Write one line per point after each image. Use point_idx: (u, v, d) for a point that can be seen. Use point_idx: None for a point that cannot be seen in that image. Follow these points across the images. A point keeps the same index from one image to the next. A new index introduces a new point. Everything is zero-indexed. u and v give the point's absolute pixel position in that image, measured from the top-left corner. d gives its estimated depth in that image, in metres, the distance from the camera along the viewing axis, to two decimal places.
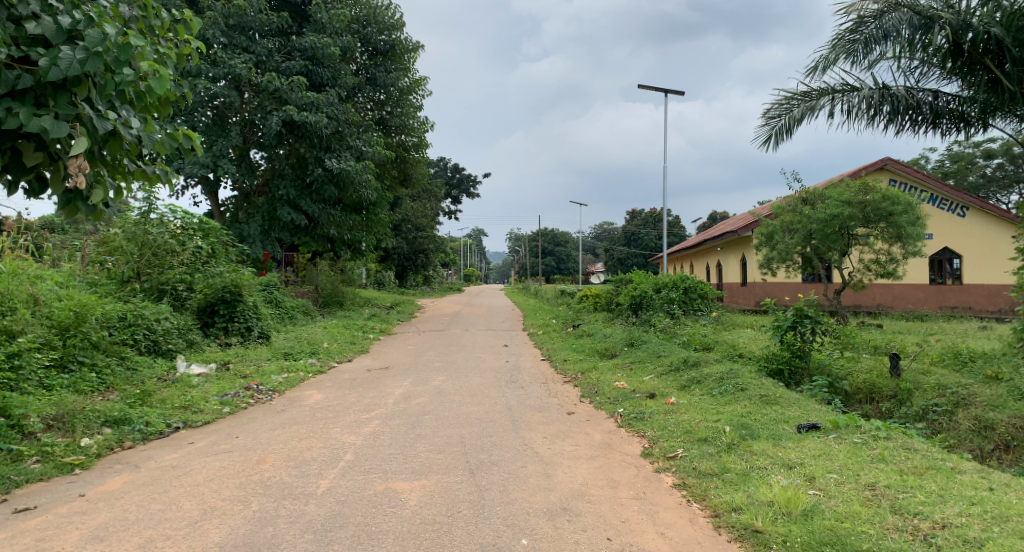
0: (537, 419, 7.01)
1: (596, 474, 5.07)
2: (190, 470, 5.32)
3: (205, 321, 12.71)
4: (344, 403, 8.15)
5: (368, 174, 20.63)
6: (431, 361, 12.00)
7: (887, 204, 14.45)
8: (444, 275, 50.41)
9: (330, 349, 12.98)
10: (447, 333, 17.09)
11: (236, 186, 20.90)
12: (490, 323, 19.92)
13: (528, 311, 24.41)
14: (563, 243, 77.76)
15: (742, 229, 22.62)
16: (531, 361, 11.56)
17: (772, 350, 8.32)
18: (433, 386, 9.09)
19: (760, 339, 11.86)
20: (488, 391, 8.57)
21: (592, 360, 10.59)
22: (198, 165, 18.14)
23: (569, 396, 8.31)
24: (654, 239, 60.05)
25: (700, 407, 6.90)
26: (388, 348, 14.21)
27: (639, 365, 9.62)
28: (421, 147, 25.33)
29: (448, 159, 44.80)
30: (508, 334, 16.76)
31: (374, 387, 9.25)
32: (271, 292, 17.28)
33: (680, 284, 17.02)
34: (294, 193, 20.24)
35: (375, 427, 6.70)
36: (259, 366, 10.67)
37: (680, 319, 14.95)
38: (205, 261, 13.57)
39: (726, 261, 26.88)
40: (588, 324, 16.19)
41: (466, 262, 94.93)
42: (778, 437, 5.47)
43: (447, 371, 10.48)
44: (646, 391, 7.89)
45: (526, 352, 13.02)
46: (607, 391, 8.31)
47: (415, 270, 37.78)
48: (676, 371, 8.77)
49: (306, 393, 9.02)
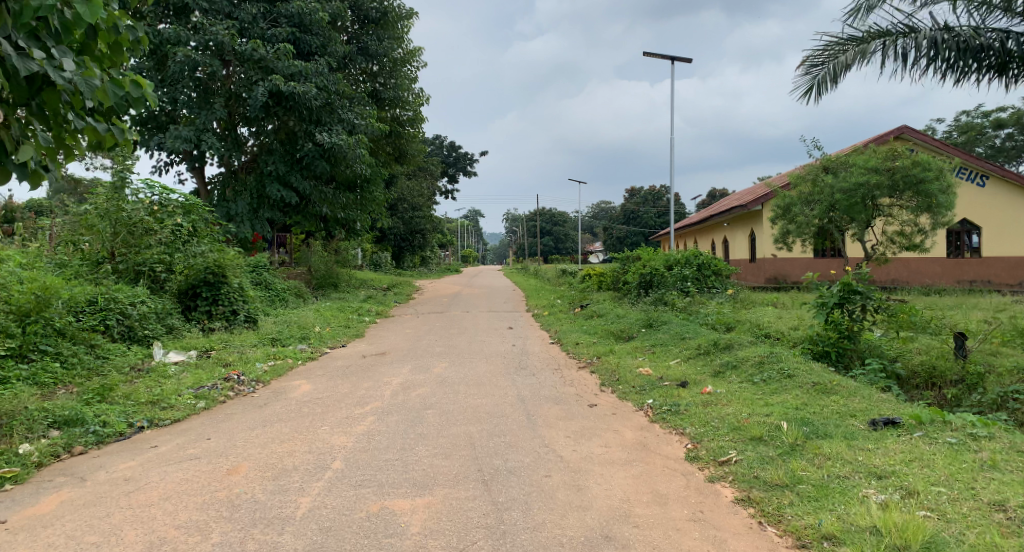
0: (556, 413, 6.11)
1: (637, 486, 4.17)
2: (145, 484, 4.41)
3: (187, 305, 11.77)
4: (335, 396, 7.22)
5: (361, 148, 19.59)
6: (432, 345, 11.08)
7: (918, 171, 13.56)
8: (442, 257, 49.47)
9: (323, 333, 12.06)
10: (447, 315, 16.18)
11: (223, 162, 19.86)
12: (492, 304, 19.02)
13: (531, 291, 23.49)
14: (561, 223, 76.70)
15: (752, 203, 21.63)
16: (540, 344, 10.65)
17: (815, 331, 7.41)
18: (434, 375, 8.17)
19: (788, 318, 10.96)
20: (496, 380, 7.66)
21: (608, 343, 9.69)
22: (180, 139, 17.09)
23: (587, 385, 7.41)
24: (654, 218, 59.03)
25: (743, 397, 6.01)
26: (385, 331, 13.31)
27: (661, 348, 8.73)
28: (417, 122, 24.25)
29: (444, 137, 43.64)
30: (512, 315, 15.86)
31: (370, 376, 8.33)
32: (260, 273, 16.44)
33: (693, 260, 16.11)
34: (283, 169, 19.28)
35: (368, 425, 5.79)
36: (244, 353, 9.75)
37: (697, 298, 14.03)
38: (186, 241, 12.60)
39: (734, 236, 25.96)
40: (597, 304, 15.29)
41: (464, 244, 94.07)
42: (852, 436, 4.58)
43: (449, 357, 9.58)
44: (676, 380, 7.00)
45: (533, 335, 12.12)
46: (630, 378, 7.42)
47: (412, 251, 36.82)
48: (706, 355, 7.86)
49: (293, 384, 8.09)
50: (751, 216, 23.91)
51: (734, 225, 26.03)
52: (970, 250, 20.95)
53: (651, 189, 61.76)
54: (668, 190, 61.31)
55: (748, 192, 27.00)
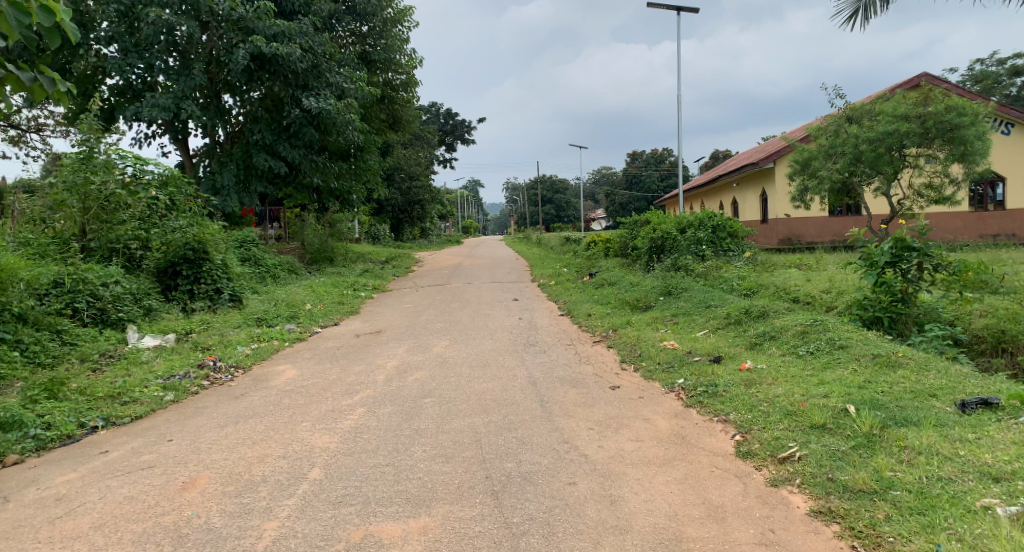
0: (575, 398, 5.30)
1: (684, 496, 3.36)
2: (80, 504, 3.62)
3: (167, 284, 10.94)
4: (323, 383, 6.42)
5: (352, 114, 18.71)
6: (430, 321, 10.30)
7: (951, 116, 12.64)
8: (443, 228, 48.49)
9: (315, 311, 11.23)
10: (447, 288, 15.40)
11: (207, 133, 18.94)
12: (494, 275, 18.21)
13: (536, 260, 22.65)
14: (562, 190, 75.40)
15: (764, 160, 20.77)
16: (548, 317, 9.83)
17: (862, 294, 6.55)
18: (435, 356, 7.35)
19: (818, 282, 10.09)
20: (503, 360, 6.84)
21: (626, 314, 8.84)
22: (158, 108, 16.15)
23: (605, 363, 6.60)
24: (656, 182, 57.83)
25: (790, 374, 5.19)
26: (382, 307, 12.50)
27: (684, 318, 7.88)
28: (410, 86, 23.28)
29: (440, 104, 42.34)
30: (517, 286, 15.02)
31: (364, 358, 7.53)
32: (246, 248, 15.76)
33: (707, 222, 15.19)
34: (270, 138, 18.39)
35: (357, 420, 4.99)
36: (226, 336, 8.94)
37: (714, 263, 13.16)
38: (164, 216, 11.74)
39: (745, 196, 25.10)
40: (607, 272, 14.42)
41: (464, 215, 92.87)
42: (941, 425, 3.76)
43: (450, 334, 8.77)
44: (708, 355, 6.18)
45: (540, 306, 11.30)
46: (654, 353, 6.59)
47: (411, 223, 35.82)
48: (736, 326, 7.02)
49: (278, 369, 7.30)
50: (762, 175, 23.01)
51: (744, 185, 25.14)
52: (993, 203, 20.05)
53: (653, 153, 60.42)
54: (671, 153, 59.96)
55: (758, 151, 26.03)
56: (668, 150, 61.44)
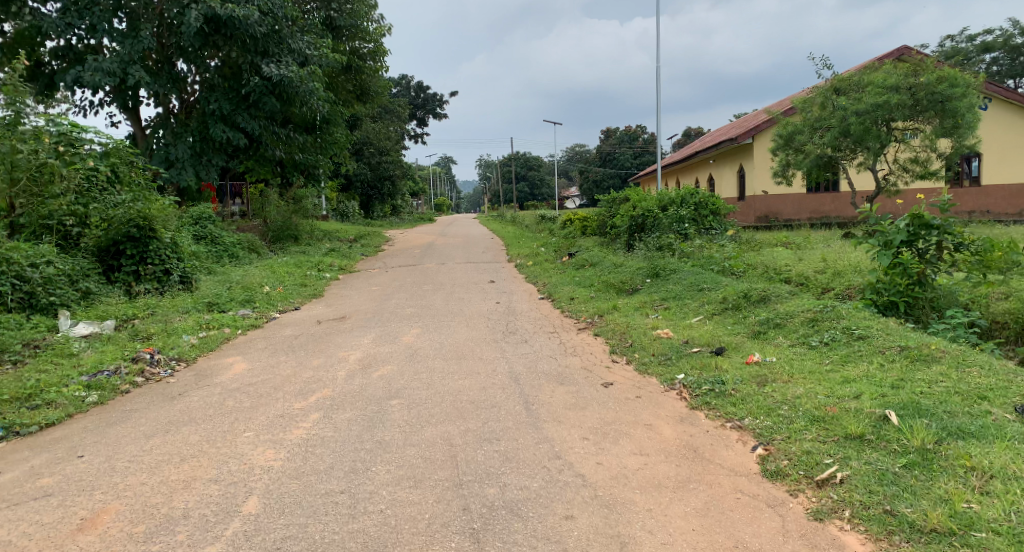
0: (564, 399, 4.61)
1: (712, 539, 2.78)
2: None
3: (108, 265, 10.06)
4: (274, 379, 5.65)
5: (316, 82, 17.75)
6: (398, 305, 9.53)
7: (944, 87, 12.13)
8: (414, 206, 47.35)
9: (273, 294, 10.38)
10: (418, 268, 14.62)
11: (159, 102, 17.78)
12: (467, 254, 17.46)
13: (510, 239, 21.91)
14: (535, 167, 74.41)
15: (743, 135, 20.29)
16: (528, 301, 9.13)
17: (874, 275, 5.91)
18: (403, 346, 6.61)
19: (810, 262, 9.54)
20: (479, 352, 6.13)
21: (612, 298, 8.17)
22: (102, 73, 15.01)
23: (595, 354, 5.92)
24: (630, 159, 57.22)
25: (807, 370, 4.53)
26: (347, 290, 11.68)
27: (675, 302, 7.24)
28: (378, 55, 22.24)
29: (410, 77, 40.98)
30: (493, 266, 14.31)
31: (323, 349, 6.76)
32: (201, 226, 14.82)
33: (689, 200, 14.60)
34: (227, 108, 17.28)
35: (309, 429, 4.25)
36: (171, 322, 8.07)
37: (699, 242, 12.58)
38: (103, 190, 10.77)
39: (721, 172, 24.65)
40: (586, 252, 13.76)
41: (436, 193, 91.49)
42: (1008, 440, 3.16)
43: (419, 320, 8.03)
44: (710, 346, 5.51)
45: (518, 289, 10.60)
46: (647, 343, 5.91)
47: (381, 200, 34.71)
48: (735, 311, 6.38)
49: (225, 362, 6.52)
50: (740, 151, 22.54)
51: (721, 161, 24.68)
52: (969, 179, 19.79)
53: (627, 130, 59.77)
54: (644, 130, 59.34)
55: (736, 127, 25.55)
56: (642, 127, 60.83)
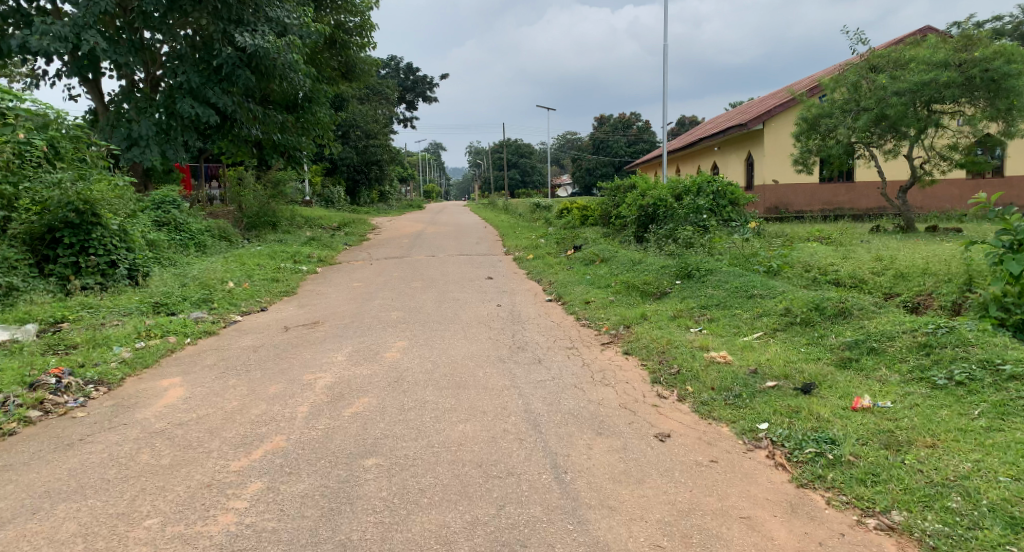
0: (608, 464, 3.31)
1: None
2: None
3: (43, 255, 8.67)
4: (215, 417, 4.28)
5: (294, 54, 16.40)
6: (381, 307, 8.21)
7: (997, 65, 10.90)
8: (402, 193, 45.63)
9: (237, 291, 8.99)
10: (407, 260, 13.26)
11: (123, 74, 16.31)
12: (460, 245, 16.08)
13: (505, 228, 20.55)
14: (527, 154, 72.80)
15: (752, 121, 19.27)
16: (536, 307, 7.83)
17: (995, 284, 4.61)
18: (387, 369, 5.27)
19: (859, 260, 8.31)
20: (485, 381, 4.81)
21: (639, 306, 6.88)
22: (54, 38, 13.63)
23: (634, 385, 4.61)
24: (623, 147, 55.92)
25: (955, 425, 3.23)
26: (325, 286, 10.32)
27: (721, 314, 5.95)
28: (365, 30, 20.81)
29: (400, 58, 39.41)
30: (490, 259, 13.01)
31: (286, 369, 5.42)
32: (163, 211, 13.47)
33: (706, 188, 13.33)
34: (196, 81, 15.83)
35: (246, 517, 2.92)
36: (105, 329, 6.68)
37: (721, 238, 11.33)
38: (38, 167, 9.33)
39: (727, 159, 23.47)
40: (594, 245, 12.45)
41: (425, 180, 89.73)
42: None
43: (407, 331, 6.72)
44: (790, 378, 4.21)
45: (520, 289, 9.30)
46: (703, 371, 4.60)
47: (369, 186, 33.01)
48: (805, 328, 5.09)
49: (160, 384, 5.16)
50: (748, 138, 21.43)
51: (727, 149, 23.50)
52: None
53: (621, 117, 58.37)
54: (639, 117, 57.90)
55: (742, 113, 24.42)
56: (637, 114, 59.44)
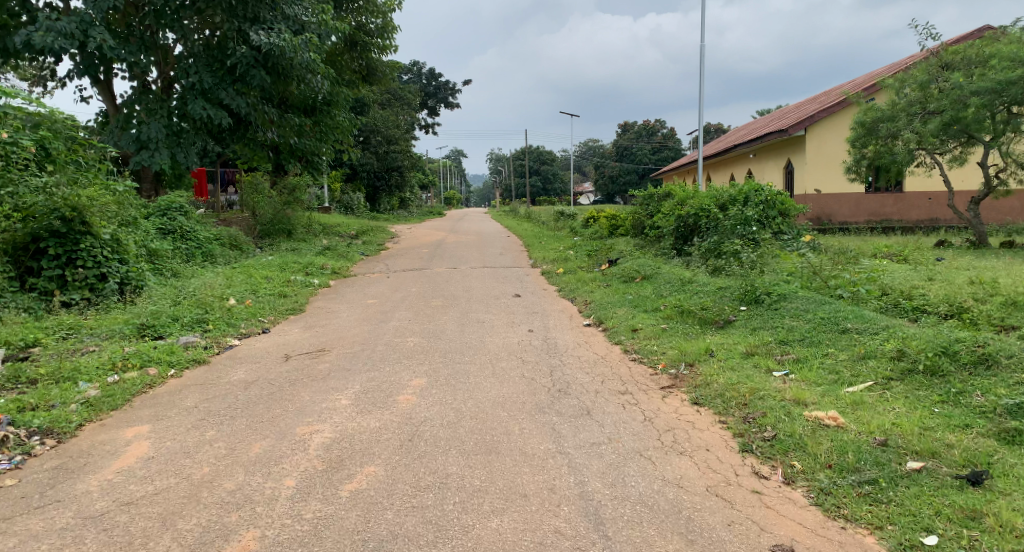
0: None
1: None
2: None
3: (26, 267, 7.84)
4: (175, 492, 3.30)
5: (311, 52, 15.61)
6: (397, 330, 7.24)
7: None
8: (422, 199, 44.86)
9: (238, 309, 8.06)
10: (426, 273, 12.32)
11: (135, 74, 15.61)
12: (483, 255, 15.13)
13: (530, 238, 19.52)
14: (550, 161, 71.80)
15: (793, 127, 18.22)
16: (574, 335, 6.80)
17: None
18: (400, 420, 4.26)
19: (948, 283, 7.18)
20: (522, 442, 3.81)
21: (702, 340, 5.82)
22: (58, 35, 12.91)
23: (717, 455, 3.59)
24: (648, 154, 54.66)
25: None
26: (337, 302, 9.38)
27: (810, 353, 4.86)
28: (388, 31, 19.96)
29: (423, 63, 38.75)
30: (516, 273, 12.00)
31: (277, 417, 4.43)
32: (169, 218, 12.69)
33: (753, 197, 12.24)
34: (209, 81, 15.11)
35: None
36: (78, 357, 5.77)
37: (774, 255, 10.24)
38: (25, 170, 8.50)
39: (764, 167, 22.30)
40: (631, 259, 11.40)
41: (446, 186, 89.26)
42: None
43: (426, 364, 5.73)
44: (944, 458, 3.13)
45: (553, 310, 8.29)
46: (810, 440, 3.53)
47: (389, 192, 32.20)
48: (932, 380, 3.99)
49: (122, 435, 4.20)
50: (787, 145, 20.29)
51: (764, 156, 22.32)
52: None
53: (646, 124, 57.16)
54: (665, 125, 56.64)
55: (781, 119, 23.16)
56: (662, 122, 58.16)
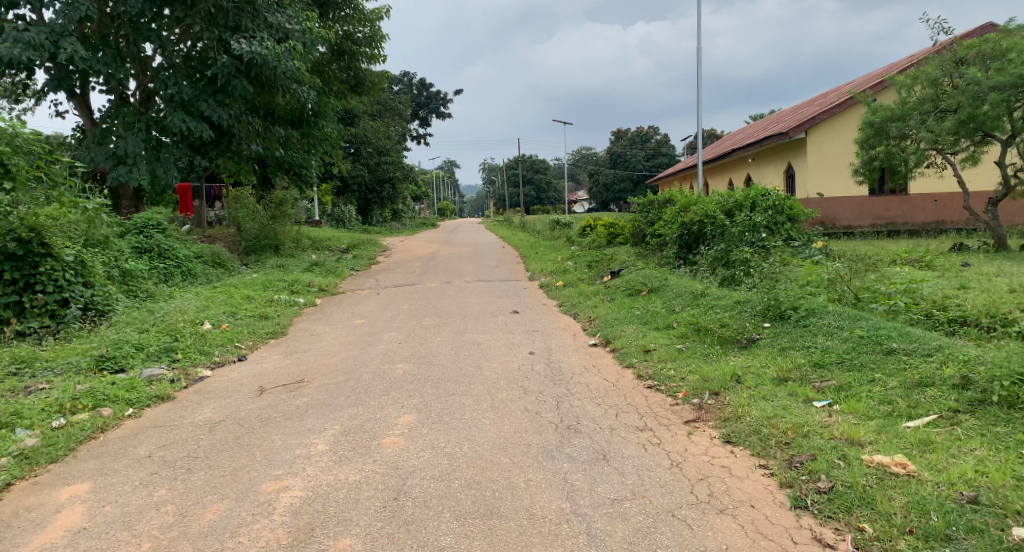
0: None
1: None
2: None
3: None
4: None
5: (295, 61, 15.04)
6: (385, 355, 6.62)
7: None
8: (415, 210, 44.25)
9: (212, 335, 7.42)
10: (419, 288, 11.71)
11: (111, 87, 15.00)
12: (478, 268, 14.52)
13: (526, 249, 18.93)
14: (543, 170, 71.35)
15: (793, 129, 17.78)
16: (580, 358, 6.18)
17: None
18: (385, 471, 3.64)
19: (985, 291, 6.60)
20: (531, 501, 3.21)
21: (725, 364, 5.22)
22: (26, 47, 12.32)
23: (768, 517, 2.99)
24: (642, 161, 54.20)
25: None
26: (322, 324, 8.75)
27: (854, 378, 4.26)
28: (376, 40, 19.40)
29: (413, 73, 38.29)
30: (513, 287, 11.39)
31: (241, 468, 3.81)
32: (146, 236, 12.04)
33: (760, 202, 11.70)
34: (188, 92, 14.52)
35: None
36: (22, 397, 5.13)
37: (787, 264, 9.68)
38: None
39: (763, 171, 21.82)
40: (634, 269, 10.83)
41: (439, 197, 88.69)
42: None
43: (416, 395, 5.13)
44: None
45: (555, 328, 7.67)
46: (877, 494, 2.94)
47: (381, 204, 31.60)
48: (1010, 416, 3.40)
49: (54, 498, 3.56)
50: (787, 148, 19.83)
51: (763, 160, 21.86)
52: None
53: (639, 131, 56.78)
54: (658, 131, 56.26)
55: (780, 122, 22.67)
56: (655, 128, 57.81)
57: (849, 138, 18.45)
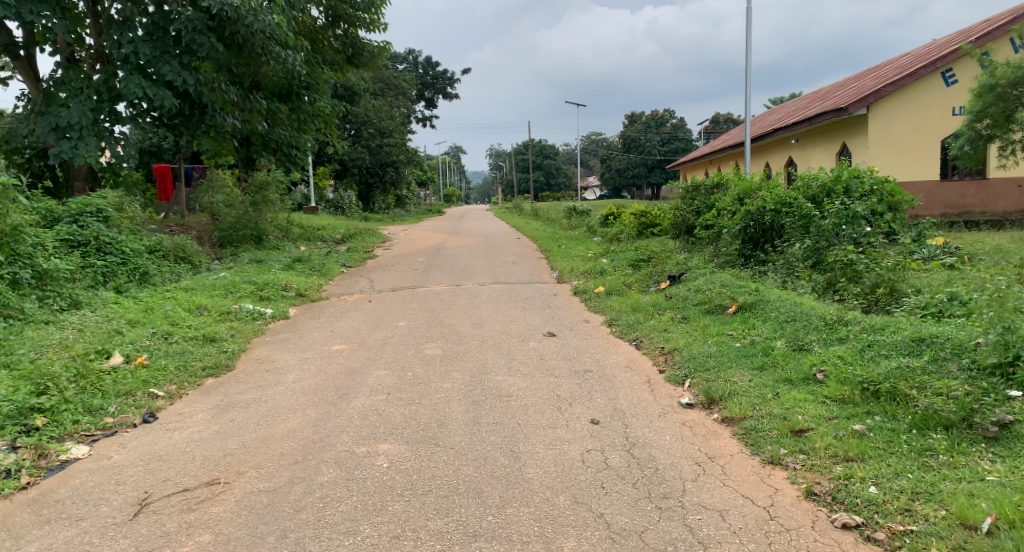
0: None
1: None
2: None
3: None
4: None
5: (277, 17, 12.55)
6: (363, 422, 4.22)
7: None
8: (420, 198, 41.72)
9: (112, 377, 5.03)
10: (421, 293, 9.32)
11: (58, 46, 12.55)
12: (495, 266, 12.11)
13: (546, 241, 16.54)
14: (553, 156, 68.57)
15: (853, 105, 15.15)
16: (679, 439, 3.76)
17: None
18: None
19: None
20: None
21: (984, 485, 2.78)
22: None
23: None
24: (656, 146, 51.46)
25: None
26: (287, 350, 6.37)
27: None
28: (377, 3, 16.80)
29: (418, 51, 35.70)
30: (543, 294, 8.95)
31: None
32: (83, 226, 9.69)
33: (852, 187, 9.29)
34: (148, 52, 12.07)
35: None
36: None
37: (910, 270, 7.30)
38: None
39: (808, 153, 19.26)
40: (700, 273, 8.41)
41: (445, 184, 86.15)
42: None
43: (410, 551, 2.75)
44: None
45: (617, 369, 5.27)
46: None
47: (383, 191, 29.14)
48: None
49: None
50: (842, 127, 17.22)
51: (808, 141, 19.26)
52: None
53: (654, 115, 53.90)
54: (674, 115, 53.40)
55: (830, 99, 19.96)
56: (671, 112, 54.97)
57: (918, 115, 15.81)
